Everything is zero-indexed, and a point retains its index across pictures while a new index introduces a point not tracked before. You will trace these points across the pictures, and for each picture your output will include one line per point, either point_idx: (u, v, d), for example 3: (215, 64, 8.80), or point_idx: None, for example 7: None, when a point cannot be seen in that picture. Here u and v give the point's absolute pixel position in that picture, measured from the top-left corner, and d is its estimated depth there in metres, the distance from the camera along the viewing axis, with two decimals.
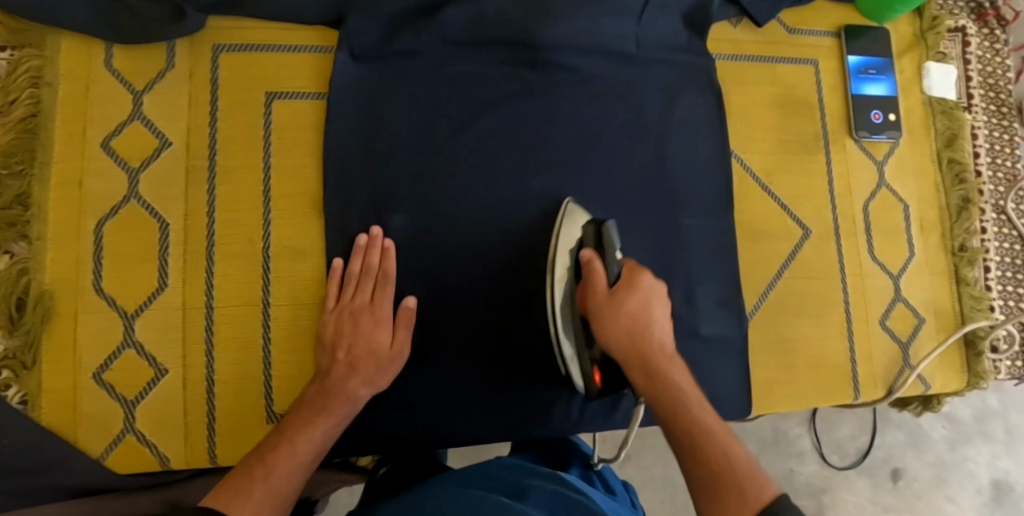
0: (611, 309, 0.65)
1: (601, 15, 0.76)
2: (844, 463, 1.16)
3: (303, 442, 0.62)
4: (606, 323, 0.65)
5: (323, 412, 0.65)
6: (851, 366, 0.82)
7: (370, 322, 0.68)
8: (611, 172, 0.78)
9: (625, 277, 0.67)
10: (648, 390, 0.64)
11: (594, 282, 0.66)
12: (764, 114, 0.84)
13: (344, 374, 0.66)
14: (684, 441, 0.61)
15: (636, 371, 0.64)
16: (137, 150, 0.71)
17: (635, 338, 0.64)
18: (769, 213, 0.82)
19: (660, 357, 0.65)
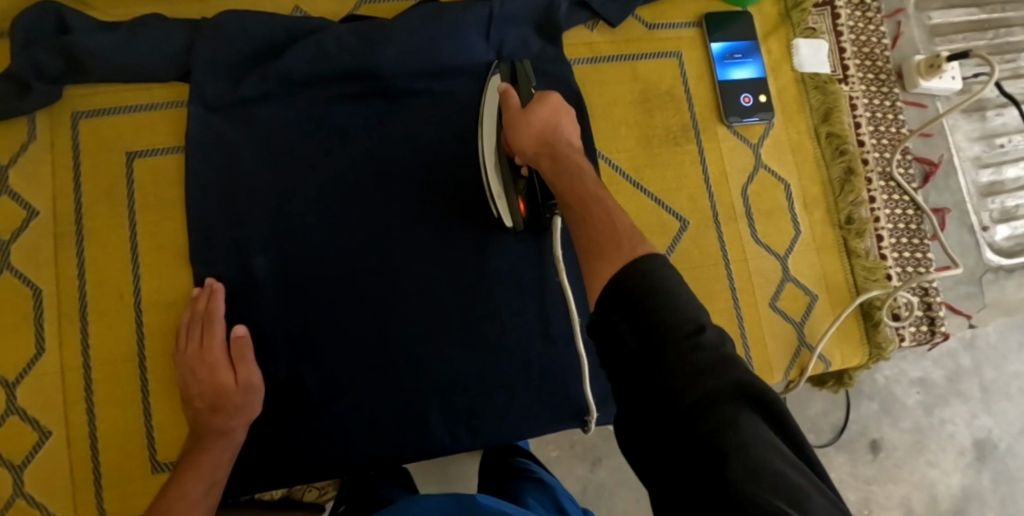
0: (524, 115, 0.68)
1: (444, 39, 0.79)
2: (821, 441, 1.10)
3: (192, 483, 0.67)
4: (517, 129, 0.67)
5: (201, 453, 0.68)
6: (745, 351, 0.82)
7: (205, 369, 0.70)
8: (477, 188, 0.80)
9: (538, 96, 0.70)
10: (554, 173, 0.64)
11: (507, 101, 0.71)
12: (628, 113, 0.85)
13: (208, 417, 0.69)
14: (585, 206, 0.59)
15: (546, 159, 0.66)
16: (6, 223, 0.74)
17: (537, 121, 0.67)
18: (643, 208, 0.83)
19: (561, 148, 0.65)
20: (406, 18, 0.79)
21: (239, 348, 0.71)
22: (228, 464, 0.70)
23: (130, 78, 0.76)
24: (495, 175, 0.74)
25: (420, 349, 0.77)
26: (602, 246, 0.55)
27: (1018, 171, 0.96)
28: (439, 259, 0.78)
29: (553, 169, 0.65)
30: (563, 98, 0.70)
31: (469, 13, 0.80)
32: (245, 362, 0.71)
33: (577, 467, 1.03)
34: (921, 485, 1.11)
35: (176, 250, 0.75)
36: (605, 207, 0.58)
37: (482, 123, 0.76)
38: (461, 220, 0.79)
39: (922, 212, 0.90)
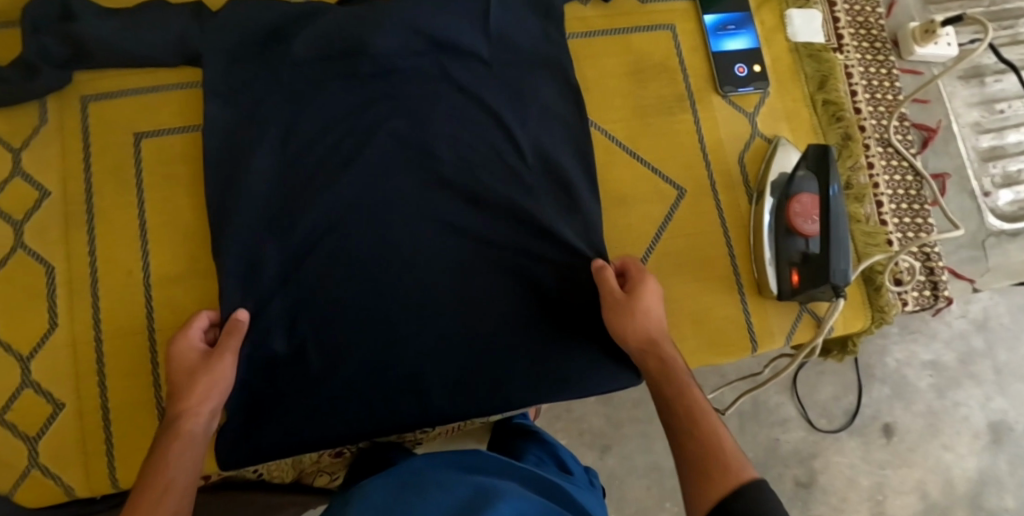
0: (629, 302, 0.72)
1: (441, 16, 0.81)
2: (833, 426, 1.10)
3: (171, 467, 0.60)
4: (636, 317, 0.71)
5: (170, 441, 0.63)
6: (746, 317, 0.82)
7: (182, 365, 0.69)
8: (476, 162, 0.81)
9: (633, 281, 0.75)
10: (658, 381, 0.67)
11: (608, 288, 0.74)
12: (622, 86, 0.86)
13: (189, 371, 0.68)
14: (687, 401, 0.64)
15: (652, 362, 0.69)
16: (19, 204, 0.76)
17: (642, 327, 0.71)
18: (640, 179, 0.83)
19: (658, 339, 0.70)
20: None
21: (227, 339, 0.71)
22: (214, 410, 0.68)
23: (138, 61, 0.79)
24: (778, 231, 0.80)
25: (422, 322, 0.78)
26: (690, 437, 0.60)
27: (1019, 136, 0.96)
28: (440, 232, 0.80)
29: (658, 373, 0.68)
30: (656, 283, 0.75)
31: None
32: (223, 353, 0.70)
33: (587, 454, 1.03)
34: (936, 469, 1.10)
35: (184, 227, 0.78)
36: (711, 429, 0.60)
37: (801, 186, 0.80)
38: (461, 194, 0.80)
39: (921, 177, 0.90)
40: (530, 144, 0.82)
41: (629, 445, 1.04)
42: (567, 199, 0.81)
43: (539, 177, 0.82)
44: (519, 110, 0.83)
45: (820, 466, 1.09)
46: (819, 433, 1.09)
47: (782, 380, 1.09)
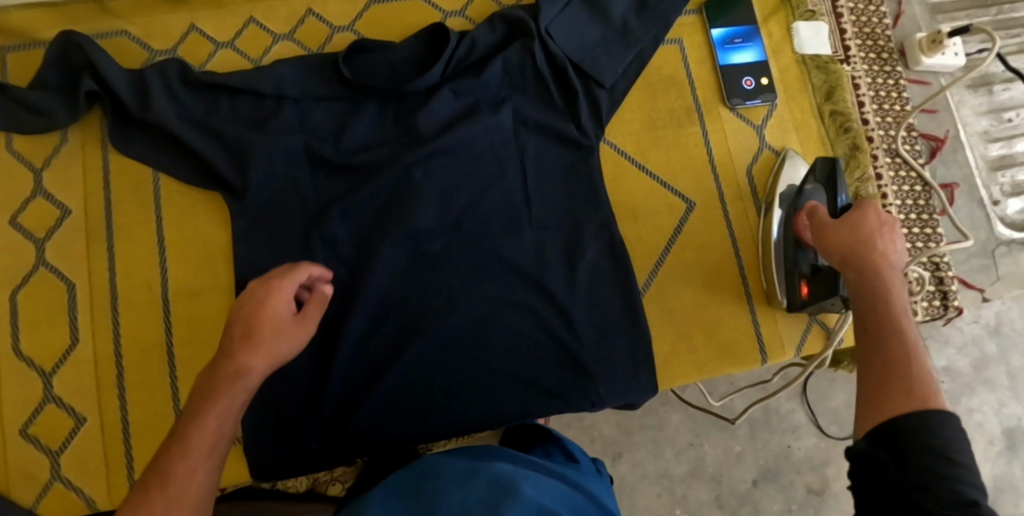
0: (856, 219, 0.63)
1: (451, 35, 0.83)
2: (844, 433, 1.07)
3: (197, 439, 0.51)
4: (842, 231, 0.63)
5: (217, 400, 0.53)
6: (755, 328, 0.83)
7: (250, 306, 0.58)
8: (489, 176, 0.83)
9: (856, 204, 0.66)
10: (858, 292, 0.58)
11: (819, 216, 0.68)
12: (633, 99, 0.87)
13: (236, 344, 0.56)
14: (868, 317, 0.55)
15: (851, 273, 0.60)
16: (41, 222, 0.78)
17: (861, 234, 0.61)
18: (651, 191, 0.84)
19: (886, 252, 0.59)
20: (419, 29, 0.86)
21: (314, 307, 0.62)
22: (238, 408, 0.54)
23: None
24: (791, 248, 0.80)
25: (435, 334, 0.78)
26: (880, 328, 0.54)
27: None
28: (453, 243, 0.81)
29: (859, 275, 0.59)
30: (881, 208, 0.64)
31: None
32: (307, 324, 0.61)
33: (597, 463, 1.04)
34: None
35: (202, 242, 0.79)
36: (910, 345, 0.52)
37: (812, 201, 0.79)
38: (474, 210, 0.82)
39: (930, 187, 0.90)
40: (540, 160, 0.84)
41: (639, 452, 1.05)
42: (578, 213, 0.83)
43: (550, 191, 0.83)
44: (530, 127, 0.84)
45: (833, 474, 1.06)
46: (829, 440, 1.07)
47: (792, 386, 1.07)
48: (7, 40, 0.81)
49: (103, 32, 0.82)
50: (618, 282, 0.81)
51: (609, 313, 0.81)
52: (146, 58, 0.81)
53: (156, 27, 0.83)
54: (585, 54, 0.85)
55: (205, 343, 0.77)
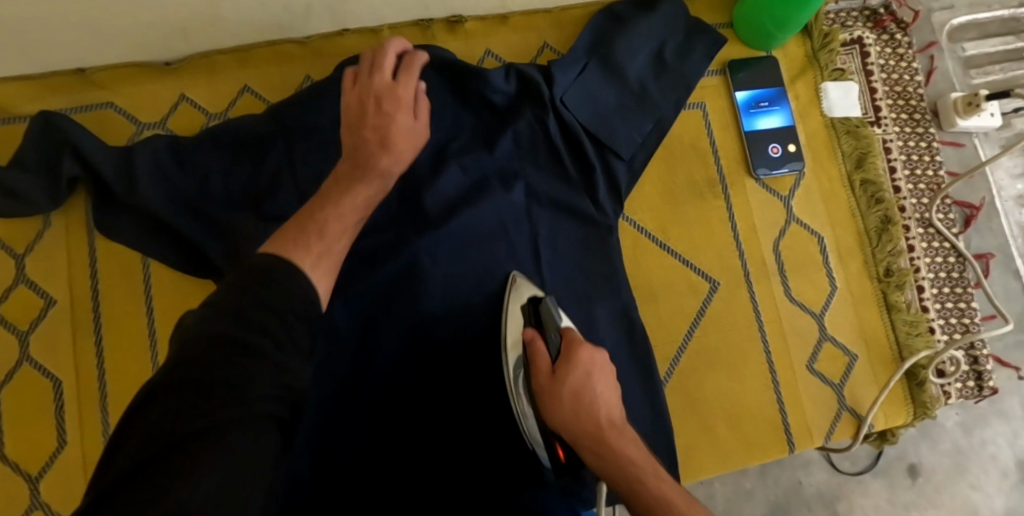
0: (556, 386, 0.55)
1: (457, 107, 0.79)
2: (856, 468, 0.96)
3: (332, 220, 0.53)
4: (553, 405, 0.55)
5: (354, 188, 0.56)
6: (782, 416, 0.79)
7: (386, 98, 0.58)
8: (500, 255, 0.76)
9: (567, 351, 0.57)
10: (606, 469, 0.51)
11: (536, 361, 0.58)
12: (652, 170, 0.82)
13: (374, 150, 0.57)
14: (638, 495, 0.48)
15: (585, 451, 0.52)
16: (24, 313, 0.73)
17: (583, 398, 0.54)
18: (672, 271, 0.80)
19: (610, 431, 0.53)
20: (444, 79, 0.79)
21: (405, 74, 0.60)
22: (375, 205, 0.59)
23: None
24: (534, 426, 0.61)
25: (450, 433, 0.69)
26: (653, 508, 0.47)
27: None
28: (464, 328, 0.72)
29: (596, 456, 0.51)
30: (597, 351, 0.57)
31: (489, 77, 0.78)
32: (422, 122, 0.61)
33: None
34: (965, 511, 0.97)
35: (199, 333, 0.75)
36: None
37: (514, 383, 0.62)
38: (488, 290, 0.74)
39: (964, 259, 0.86)
40: (555, 238, 0.78)
41: None
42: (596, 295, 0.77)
43: (566, 271, 0.78)
44: (543, 203, 0.79)
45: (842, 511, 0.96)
46: (840, 475, 0.95)
47: None
48: None
49: (86, 105, 0.76)
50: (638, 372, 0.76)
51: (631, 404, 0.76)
52: (134, 133, 0.76)
53: (145, 98, 0.77)
54: (602, 123, 0.80)
55: None
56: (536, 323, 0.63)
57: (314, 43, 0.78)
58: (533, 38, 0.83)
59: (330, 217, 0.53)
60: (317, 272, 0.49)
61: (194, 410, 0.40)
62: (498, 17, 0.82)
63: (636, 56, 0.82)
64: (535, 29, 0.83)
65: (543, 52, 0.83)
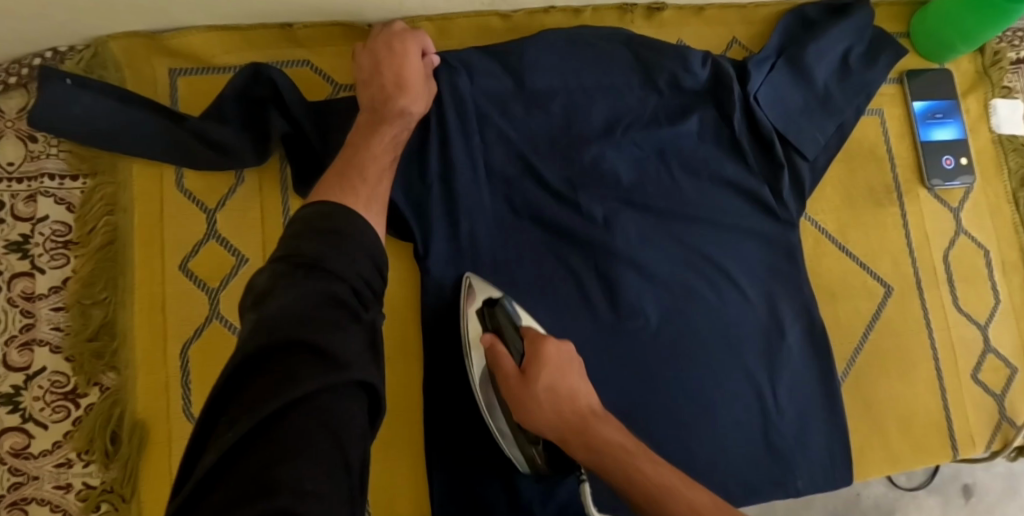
0: (527, 390, 0.62)
1: (650, 91, 0.79)
2: (912, 483, 0.97)
3: (371, 166, 0.62)
4: (529, 407, 0.62)
5: (383, 129, 0.66)
6: (948, 424, 0.80)
7: (389, 66, 0.68)
8: (683, 243, 0.78)
9: (530, 353, 0.64)
10: (593, 462, 0.59)
11: (502, 367, 0.64)
12: (832, 173, 0.83)
13: (390, 92, 0.67)
14: (637, 486, 0.56)
15: (578, 448, 0.60)
16: (215, 270, 0.72)
17: (564, 401, 0.61)
18: (850, 273, 0.81)
19: (590, 417, 0.61)
20: (635, 52, 0.78)
21: (416, 37, 0.71)
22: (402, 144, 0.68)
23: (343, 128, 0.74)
24: (501, 421, 0.68)
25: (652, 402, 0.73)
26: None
27: None
28: (661, 312, 0.75)
29: (589, 450, 0.59)
30: (557, 342, 0.65)
31: (689, 61, 0.78)
32: (428, 82, 0.70)
33: None
34: None
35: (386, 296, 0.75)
36: (690, 497, 0.54)
37: (471, 365, 0.68)
38: (678, 274, 0.77)
39: None
40: (736, 226, 0.79)
41: None
42: (771, 290, 0.78)
43: (750, 262, 0.78)
44: (728, 195, 0.79)
45: None
46: (897, 490, 0.97)
47: None
48: (180, 62, 0.74)
49: (286, 60, 0.75)
50: (817, 371, 0.77)
51: (808, 400, 0.76)
52: (333, 94, 0.75)
53: (343, 59, 0.76)
54: (789, 122, 0.80)
55: (391, 415, 0.72)
56: (493, 327, 0.68)
57: (518, 18, 0.79)
58: (723, 32, 0.84)
59: (369, 162, 0.62)
60: (371, 215, 0.58)
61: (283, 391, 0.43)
62: (695, 8, 0.83)
63: (827, 57, 0.82)
64: (726, 24, 0.84)
65: (732, 47, 0.84)
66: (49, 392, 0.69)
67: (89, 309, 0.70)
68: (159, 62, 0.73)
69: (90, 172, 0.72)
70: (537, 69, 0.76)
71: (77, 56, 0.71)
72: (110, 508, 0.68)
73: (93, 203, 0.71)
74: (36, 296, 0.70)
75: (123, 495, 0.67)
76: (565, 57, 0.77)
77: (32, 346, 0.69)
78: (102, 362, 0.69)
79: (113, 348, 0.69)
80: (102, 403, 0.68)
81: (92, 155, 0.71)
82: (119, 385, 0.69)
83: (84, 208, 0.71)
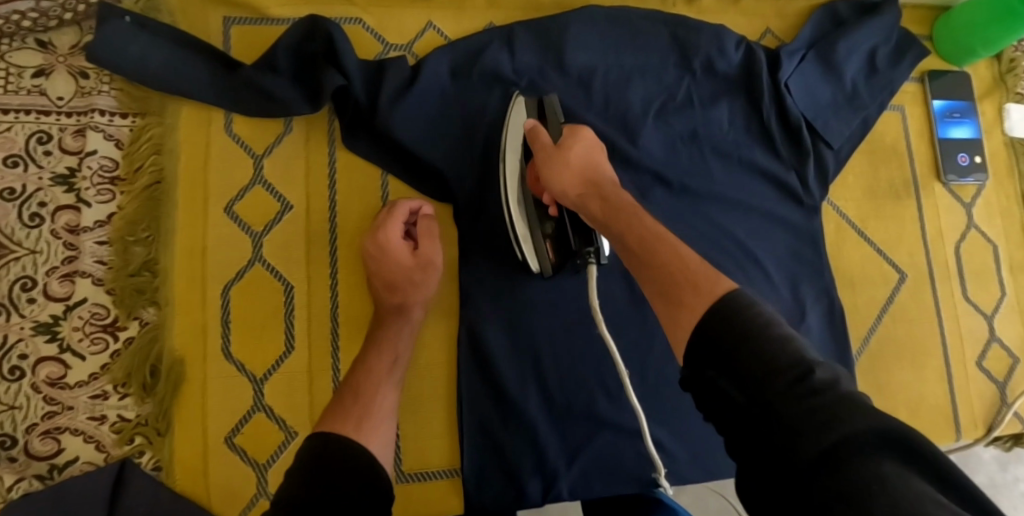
0: (559, 153, 0.66)
1: (686, 73, 0.82)
2: None
3: (369, 379, 0.63)
4: (552, 165, 0.66)
5: (382, 331, 0.67)
6: (953, 408, 0.83)
7: (376, 258, 0.69)
8: (714, 220, 0.80)
9: (568, 133, 0.69)
10: (607, 211, 0.61)
11: (539, 139, 0.69)
12: (854, 163, 0.87)
13: (386, 292, 0.68)
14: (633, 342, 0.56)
15: (593, 201, 0.63)
16: (259, 215, 0.73)
17: (587, 157, 0.66)
18: (866, 259, 0.84)
19: (606, 180, 0.65)
20: (672, 36, 0.81)
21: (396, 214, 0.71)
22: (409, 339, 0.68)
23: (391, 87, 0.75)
24: (522, 220, 0.71)
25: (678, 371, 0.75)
26: (729, 408, 0.48)
27: None
28: None
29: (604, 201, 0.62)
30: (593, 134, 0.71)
31: (725, 46, 0.81)
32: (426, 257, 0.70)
33: None
34: None
35: None
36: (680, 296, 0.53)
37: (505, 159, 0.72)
38: (708, 247, 0.79)
39: None
40: (762, 209, 0.82)
41: None
42: (792, 270, 0.81)
43: (775, 242, 0.81)
44: (756, 177, 0.82)
45: None
46: None
47: None
48: (236, 12, 0.75)
49: (339, 17, 0.77)
50: (834, 350, 0.80)
51: None
52: (382, 53, 0.77)
53: (395, 21, 0.78)
54: (816, 112, 0.83)
55: (426, 368, 0.73)
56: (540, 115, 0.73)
57: None
58: (758, 22, 0.87)
59: (370, 371, 0.63)
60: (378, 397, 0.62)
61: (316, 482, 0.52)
62: None
63: (855, 53, 0.85)
64: (761, 15, 0.87)
65: (765, 37, 0.88)
66: (88, 323, 0.69)
67: (132, 247, 0.71)
68: (214, 12, 0.75)
69: (141, 112, 0.73)
70: (579, 46, 0.79)
71: None
72: (143, 443, 0.68)
73: (142, 143, 0.72)
74: (82, 230, 0.70)
75: (158, 429, 0.68)
76: (606, 34, 0.80)
77: (74, 278, 0.70)
78: (143, 297, 0.70)
79: (155, 285, 0.70)
80: (142, 338, 0.69)
81: (145, 95, 0.72)
82: (158, 321, 0.70)
83: (133, 146, 0.72)
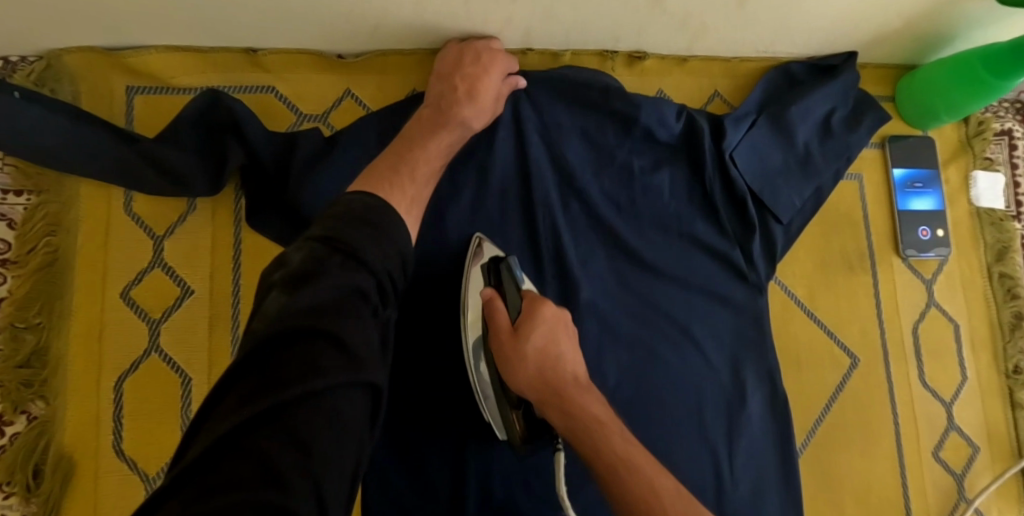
0: (516, 347, 0.58)
1: (623, 141, 0.76)
2: None
3: (414, 169, 0.60)
4: (513, 364, 0.58)
5: (440, 133, 0.65)
6: (906, 503, 0.78)
7: (451, 71, 0.69)
8: (649, 301, 0.75)
9: (527, 309, 0.60)
10: (568, 428, 0.56)
11: (495, 321, 0.61)
12: (806, 236, 0.81)
13: (458, 100, 0.67)
14: (602, 455, 0.54)
15: (553, 410, 0.57)
16: (159, 300, 0.69)
17: (550, 361, 0.58)
18: (815, 341, 0.79)
19: (574, 386, 0.58)
20: (610, 100, 0.76)
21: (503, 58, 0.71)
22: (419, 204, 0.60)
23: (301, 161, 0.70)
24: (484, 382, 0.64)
25: None
26: (637, 488, 0.52)
27: None
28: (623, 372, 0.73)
29: (567, 422, 0.56)
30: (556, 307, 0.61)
31: (665, 113, 0.76)
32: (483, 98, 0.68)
33: None
34: None
35: None
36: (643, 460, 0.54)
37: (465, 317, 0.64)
38: (641, 332, 0.74)
39: None
40: (703, 289, 0.76)
41: None
42: (733, 355, 0.76)
43: (715, 327, 0.76)
44: (698, 253, 0.77)
45: None
46: None
47: None
48: (138, 79, 0.71)
49: (247, 85, 0.72)
50: (777, 441, 0.75)
51: (765, 470, 0.74)
52: (295, 124, 0.73)
53: (310, 88, 0.74)
54: (765, 182, 0.78)
55: None
56: (495, 281, 0.64)
57: None
58: (705, 84, 0.82)
59: (411, 182, 0.59)
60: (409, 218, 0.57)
61: (301, 378, 0.41)
62: (678, 58, 0.81)
63: (808, 119, 0.79)
64: (708, 75, 0.82)
65: (713, 100, 0.83)
66: None
67: (22, 332, 0.66)
68: (117, 77, 0.70)
69: (35, 189, 0.68)
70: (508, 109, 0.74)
71: (28, 67, 0.68)
72: None
73: (35, 222, 0.68)
74: None
75: None
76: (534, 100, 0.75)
77: None
78: (30, 390, 0.66)
79: (43, 377, 0.66)
80: (27, 434, 0.65)
81: (37, 170, 0.68)
82: (46, 415, 0.66)
83: (24, 226, 0.68)
